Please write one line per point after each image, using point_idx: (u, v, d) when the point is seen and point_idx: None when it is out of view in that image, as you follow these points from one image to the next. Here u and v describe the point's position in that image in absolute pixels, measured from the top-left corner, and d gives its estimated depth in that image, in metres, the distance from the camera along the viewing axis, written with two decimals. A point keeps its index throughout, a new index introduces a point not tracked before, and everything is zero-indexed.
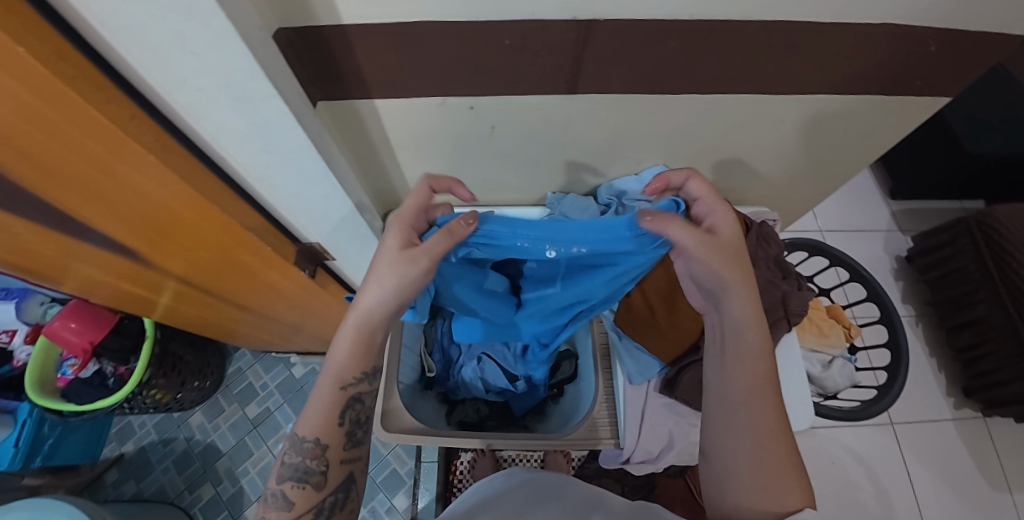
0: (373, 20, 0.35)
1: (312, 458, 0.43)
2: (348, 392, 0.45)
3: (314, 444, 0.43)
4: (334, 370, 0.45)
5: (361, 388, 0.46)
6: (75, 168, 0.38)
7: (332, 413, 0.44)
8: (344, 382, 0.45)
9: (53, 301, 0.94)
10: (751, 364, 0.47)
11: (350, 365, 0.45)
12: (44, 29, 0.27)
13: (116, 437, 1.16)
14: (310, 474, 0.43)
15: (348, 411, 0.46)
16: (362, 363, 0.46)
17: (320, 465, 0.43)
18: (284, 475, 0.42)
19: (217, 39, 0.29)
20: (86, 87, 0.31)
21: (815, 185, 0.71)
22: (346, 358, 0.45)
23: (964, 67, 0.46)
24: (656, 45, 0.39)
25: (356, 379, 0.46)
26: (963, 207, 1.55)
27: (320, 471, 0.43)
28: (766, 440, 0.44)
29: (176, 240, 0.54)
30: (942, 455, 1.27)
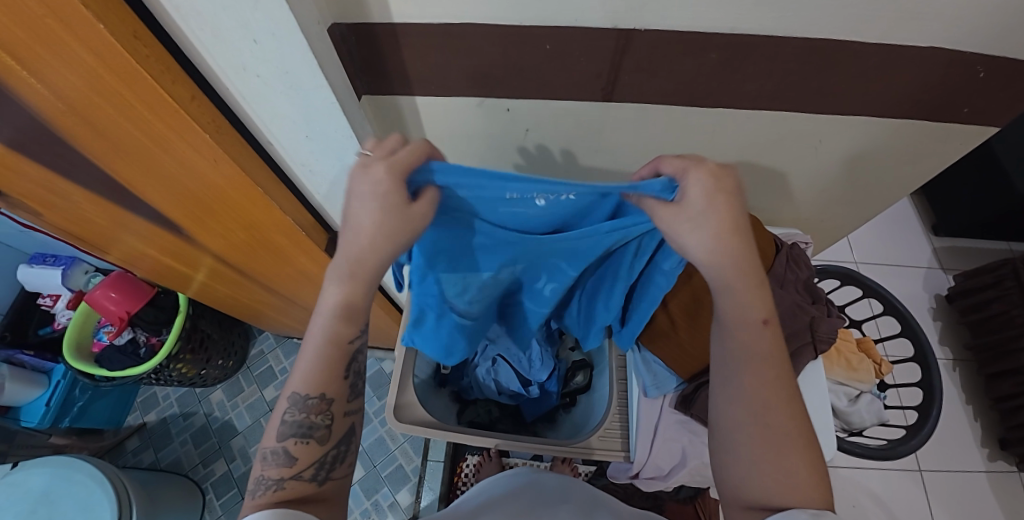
0: (420, 20, 0.37)
1: (316, 413, 0.41)
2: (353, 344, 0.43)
3: (319, 399, 0.40)
4: (327, 324, 0.41)
5: (362, 341, 0.44)
6: (141, 142, 0.41)
7: (335, 367, 0.41)
8: (351, 335, 0.42)
9: (96, 271, 1.01)
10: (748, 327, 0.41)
11: (342, 321, 0.41)
12: (128, 14, 0.30)
13: (141, 406, 1.21)
14: (314, 429, 0.41)
15: (353, 363, 0.43)
16: (359, 316, 0.42)
17: (324, 420, 0.41)
18: (286, 432, 0.40)
19: (279, 31, 0.31)
20: (157, 67, 0.33)
21: (852, 212, 0.69)
22: (336, 316, 0.41)
23: (1014, 96, 0.45)
24: (694, 57, 0.39)
25: (357, 333, 0.42)
26: (1011, 248, 1.48)
27: (325, 425, 0.41)
28: (770, 415, 0.39)
29: (217, 218, 0.57)
30: (973, 509, 1.19)
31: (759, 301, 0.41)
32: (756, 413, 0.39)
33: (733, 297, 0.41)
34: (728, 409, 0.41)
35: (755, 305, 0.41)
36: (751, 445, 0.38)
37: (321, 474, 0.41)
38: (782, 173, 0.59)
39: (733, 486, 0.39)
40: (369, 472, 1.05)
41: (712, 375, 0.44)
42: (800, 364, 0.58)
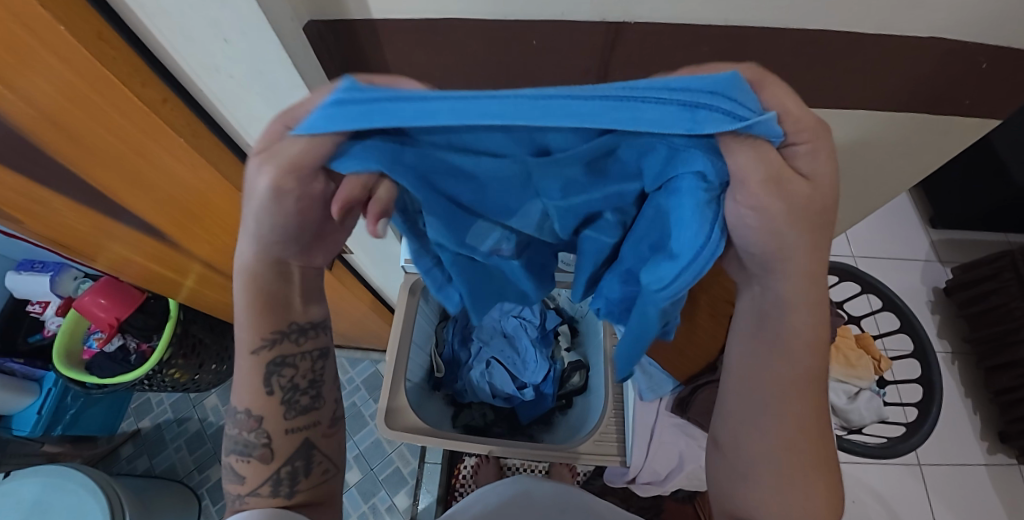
0: (399, 15, 0.35)
1: (250, 431, 0.41)
2: (264, 359, 0.40)
3: (246, 416, 0.41)
4: (239, 337, 0.39)
5: (282, 351, 0.40)
6: (116, 149, 0.40)
7: (255, 384, 0.40)
8: (255, 349, 0.39)
9: (86, 277, 0.98)
10: (801, 358, 0.35)
11: (249, 330, 0.38)
12: (91, 16, 0.28)
13: (134, 412, 1.19)
14: (252, 448, 0.41)
15: (275, 379, 0.41)
16: (261, 328, 0.38)
17: (260, 438, 0.41)
18: (230, 448, 0.42)
19: (251, 30, 0.30)
20: (124, 70, 0.32)
21: (849, 207, 0.68)
22: (245, 321, 0.38)
23: (1018, 86, 0.44)
24: (688, 51, 0.38)
25: (268, 342, 0.39)
26: (1008, 240, 1.47)
27: (262, 444, 0.41)
28: (798, 442, 0.36)
29: (201, 223, 0.55)
30: (973, 502, 1.19)
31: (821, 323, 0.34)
32: (776, 432, 0.37)
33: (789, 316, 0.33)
34: (755, 436, 0.38)
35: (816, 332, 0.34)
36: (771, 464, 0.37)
37: (284, 489, 0.42)
38: None
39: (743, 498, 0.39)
40: (366, 475, 1.04)
41: (735, 391, 0.39)
42: None
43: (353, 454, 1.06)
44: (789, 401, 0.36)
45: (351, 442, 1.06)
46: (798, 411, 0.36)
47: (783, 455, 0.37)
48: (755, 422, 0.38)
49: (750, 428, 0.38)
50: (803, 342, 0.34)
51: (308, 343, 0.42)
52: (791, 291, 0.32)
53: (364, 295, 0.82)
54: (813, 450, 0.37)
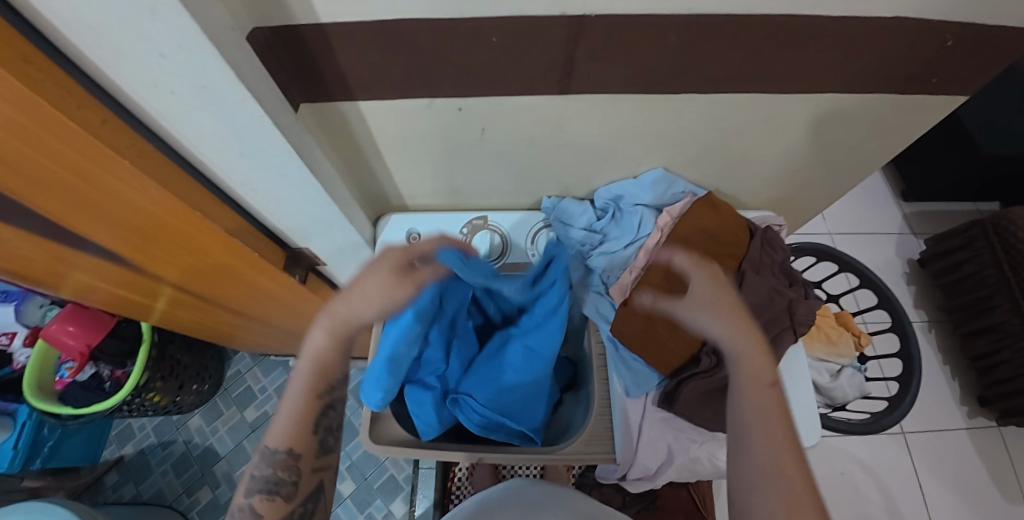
0: (349, 18, 0.33)
1: (283, 468, 0.42)
2: (321, 402, 0.45)
3: (286, 454, 0.42)
4: (304, 380, 0.45)
5: (334, 397, 0.46)
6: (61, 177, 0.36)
7: (305, 422, 0.44)
8: (317, 389, 0.45)
9: (51, 304, 0.91)
10: (758, 392, 0.42)
11: (317, 377, 0.45)
12: (12, 36, 0.25)
13: (116, 439, 1.16)
14: (280, 486, 0.42)
15: (323, 418, 0.46)
16: (326, 373, 0.45)
17: (291, 475, 0.43)
18: (253, 488, 0.42)
19: (184, 41, 0.28)
20: (55, 92, 0.29)
21: (821, 192, 0.68)
22: (313, 373, 0.45)
23: (983, 63, 0.44)
24: (653, 42, 0.37)
25: (329, 389, 0.46)
26: (978, 209, 1.51)
27: (292, 481, 0.43)
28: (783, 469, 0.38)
29: (165, 246, 0.53)
30: (956, 465, 1.23)
31: (766, 362, 0.43)
32: (767, 458, 0.38)
33: (738, 362, 0.43)
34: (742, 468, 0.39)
35: (762, 367, 0.43)
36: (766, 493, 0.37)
37: None
38: (749, 156, 0.57)
39: None
40: (360, 485, 1.03)
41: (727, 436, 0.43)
42: (781, 349, 0.57)
43: (345, 465, 1.04)
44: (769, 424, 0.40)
45: (343, 453, 1.05)
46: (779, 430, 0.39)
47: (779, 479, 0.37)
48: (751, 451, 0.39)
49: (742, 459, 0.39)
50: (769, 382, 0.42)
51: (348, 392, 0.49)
52: (735, 344, 0.44)
53: None
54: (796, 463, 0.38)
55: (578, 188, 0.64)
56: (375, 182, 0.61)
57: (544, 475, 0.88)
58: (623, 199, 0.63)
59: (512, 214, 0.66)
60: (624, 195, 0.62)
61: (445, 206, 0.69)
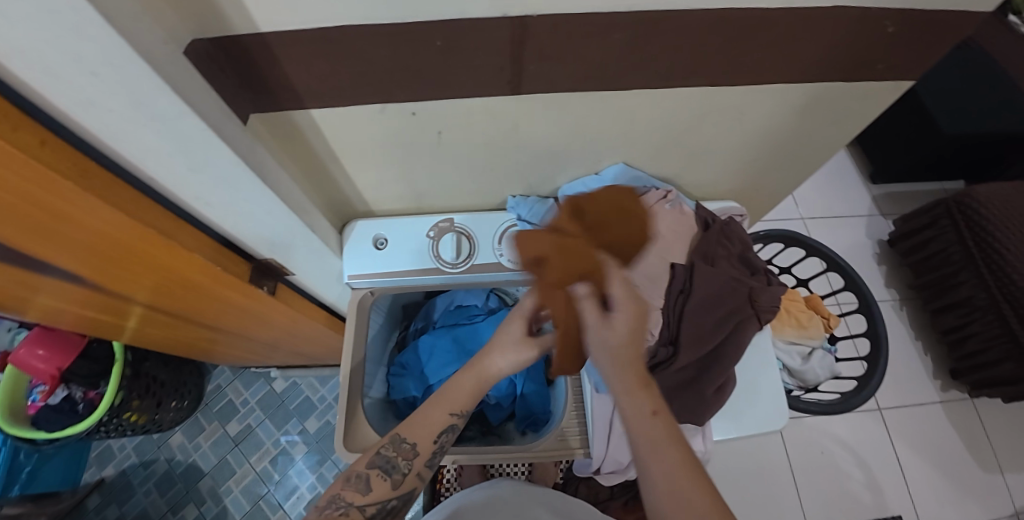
0: (289, 27, 0.33)
1: (404, 457, 0.50)
2: (453, 420, 0.52)
3: (410, 446, 0.50)
4: (449, 398, 0.51)
5: (461, 420, 0.52)
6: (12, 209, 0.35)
7: (434, 431, 0.51)
8: (456, 410, 0.52)
9: (19, 328, 0.86)
10: (642, 432, 0.39)
11: (462, 397, 0.52)
12: None
13: (96, 461, 1.13)
14: (395, 470, 0.49)
15: (443, 435, 0.52)
16: (470, 398, 0.52)
17: (405, 466, 0.50)
18: (375, 462, 0.49)
19: (115, 58, 0.27)
20: None
21: (782, 180, 0.69)
22: (460, 392, 0.52)
23: (925, 49, 0.45)
24: (600, 40, 0.37)
25: (463, 411, 0.52)
26: (944, 189, 1.55)
27: (402, 472, 0.50)
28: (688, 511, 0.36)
29: (127, 267, 0.52)
30: (933, 438, 1.27)
31: (643, 393, 0.40)
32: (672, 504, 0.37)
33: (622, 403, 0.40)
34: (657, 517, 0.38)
35: (640, 400, 0.40)
36: None
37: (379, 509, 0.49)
38: (711, 147, 0.58)
39: None
40: None
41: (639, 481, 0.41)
42: (745, 338, 0.58)
43: None
44: (663, 462, 0.39)
45: None
46: (674, 463, 0.38)
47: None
48: (655, 498, 0.38)
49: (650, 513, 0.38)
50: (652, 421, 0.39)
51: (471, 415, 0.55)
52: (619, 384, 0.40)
53: (315, 313, 0.79)
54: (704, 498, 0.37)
55: (543, 187, 0.64)
56: (339, 189, 0.60)
57: (532, 473, 0.88)
58: (586, 196, 0.62)
59: (479, 215, 0.66)
60: (586, 192, 0.62)
61: (412, 211, 0.69)
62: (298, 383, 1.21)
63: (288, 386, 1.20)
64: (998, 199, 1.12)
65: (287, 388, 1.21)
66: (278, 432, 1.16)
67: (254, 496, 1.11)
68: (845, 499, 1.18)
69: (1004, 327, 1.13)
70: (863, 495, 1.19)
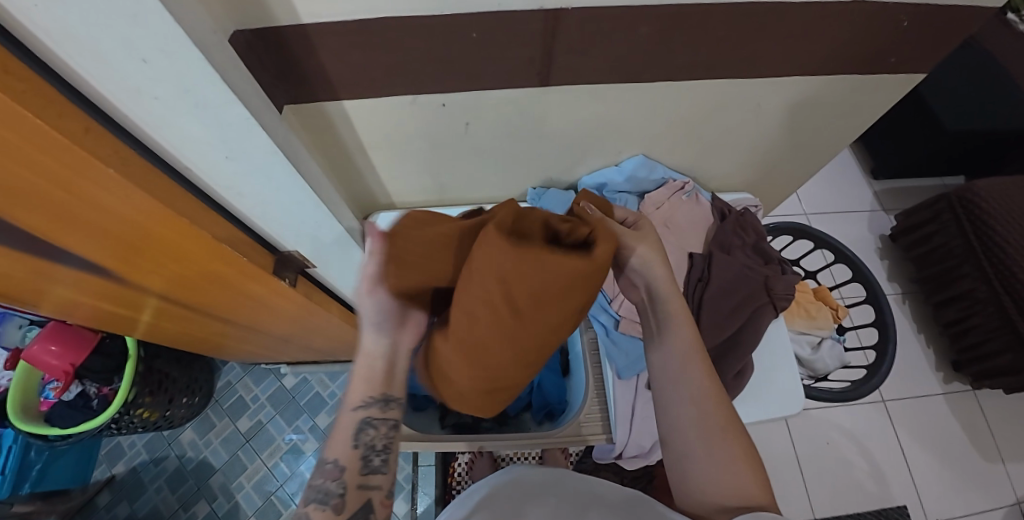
0: (331, 18, 0.34)
1: (331, 479, 0.42)
2: (360, 414, 0.44)
3: (332, 463, 0.42)
4: (347, 395, 0.45)
5: (374, 410, 0.44)
6: (56, 198, 0.35)
7: (344, 436, 0.43)
8: (354, 402, 0.44)
9: (32, 324, 0.86)
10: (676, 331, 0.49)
11: (358, 387, 0.45)
12: (4, 55, 0.25)
13: (106, 458, 1.13)
14: (330, 496, 0.41)
15: (362, 435, 0.44)
16: (367, 388, 0.45)
17: (339, 488, 0.42)
18: (308, 499, 0.41)
19: (169, 45, 0.28)
20: (41, 104, 0.27)
21: (792, 172, 0.71)
22: (358, 383, 0.45)
23: (936, 42, 0.46)
24: (628, 32, 0.38)
25: (369, 400, 0.44)
26: (944, 184, 1.57)
27: (337, 495, 0.41)
28: (705, 401, 0.47)
29: (157, 259, 0.52)
30: (936, 429, 1.29)
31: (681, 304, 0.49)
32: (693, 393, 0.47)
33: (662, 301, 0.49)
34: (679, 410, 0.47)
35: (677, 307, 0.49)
36: (701, 431, 0.46)
37: None
38: (725, 140, 0.59)
39: (688, 476, 0.46)
40: None
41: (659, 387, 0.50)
42: (762, 324, 0.61)
43: None
44: (690, 361, 0.48)
45: None
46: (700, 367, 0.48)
47: (701, 413, 0.46)
48: (679, 395, 0.48)
49: (672, 400, 0.48)
50: (678, 314, 0.49)
51: (390, 410, 0.45)
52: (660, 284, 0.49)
53: (332, 306, 0.80)
54: (716, 399, 0.47)
55: (561, 179, 0.66)
56: (363, 181, 0.61)
57: (543, 462, 0.88)
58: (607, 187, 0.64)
59: None
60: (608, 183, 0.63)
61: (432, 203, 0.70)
62: (309, 378, 1.21)
63: (298, 381, 1.20)
64: (999, 194, 1.14)
65: (297, 384, 1.21)
66: (289, 429, 1.17)
67: (265, 492, 1.12)
68: (850, 490, 1.19)
69: (1004, 319, 1.15)
70: (868, 486, 1.21)
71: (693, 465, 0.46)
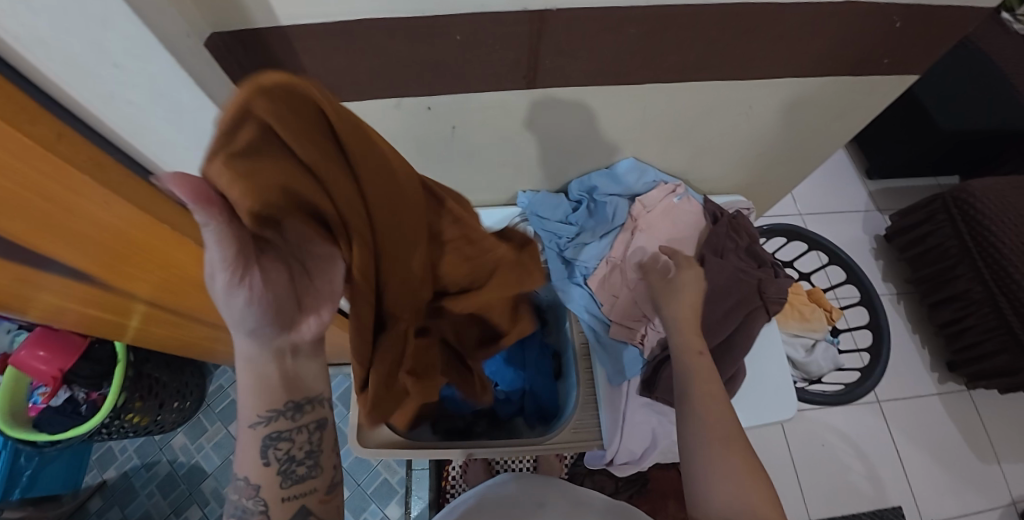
0: (310, 21, 0.33)
1: (247, 497, 0.35)
2: (261, 433, 0.35)
3: (244, 482, 0.35)
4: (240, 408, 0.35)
5: (280, 423, 0.35)
6: (25, 203, 0.34)
7: (248, 457, 0.35)
8: (250, 421, 0.34)
9: (20, 329, 0.84)
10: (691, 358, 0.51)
11: (250, 400, 0.34)
12: None
13: (97, 463, 1.12)
14: (249, 514, 0.35)
15: (271, 451, 0.35)
16: (264, 399, 0.34)
17: (257, 505, 0.35)
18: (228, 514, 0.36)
19: (139, 49, 0.27)
20: (9, 108, 0.26)
21: (786, 174, 0.70)
22: (247, 394, 0.34)
23: (930, 43, 0.46)
24: (617, 33, 0.37)
25: (268, 415, 0.34)
26: (939, 183, 1.58)
27: (258, 513, 0.35)
28: (716, 415, 0.45)
29: (140, 265, 0.51)
30: (931, 429, 1.29)
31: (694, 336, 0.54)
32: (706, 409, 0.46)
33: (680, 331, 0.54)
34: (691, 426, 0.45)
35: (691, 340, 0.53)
36: (711, 443, 0.43)
37: None
38: (717, 142, 0.59)
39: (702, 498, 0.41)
40: (354, 491, 1.03)
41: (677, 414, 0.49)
42: (755, 328, 0.60)
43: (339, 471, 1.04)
44: (706, 383, 0.49)
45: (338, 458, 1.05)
46: (710, 386, 0.48)
47: (711, 425, 0.44)
48: (691, 411, 0.47)
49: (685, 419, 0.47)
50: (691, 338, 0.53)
51: (302, 414, 0.37)
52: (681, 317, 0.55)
53: None
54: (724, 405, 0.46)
55: (551, 182, 0.65)
56: None
57: (537, 467, 0.88)
58: (597, 191, 0.64)
59: (490, 210, 0.67)
60: (598, 187, 0.63)
61: None
62: None
63: None
64: (995, 194, 1.14)
65: None
66: None
67: None
68: (845, 491, 1.19)
69: (1001, 319, 1.15)
70: (863, 487, 1.20)
71: (702, 469, 0.42)
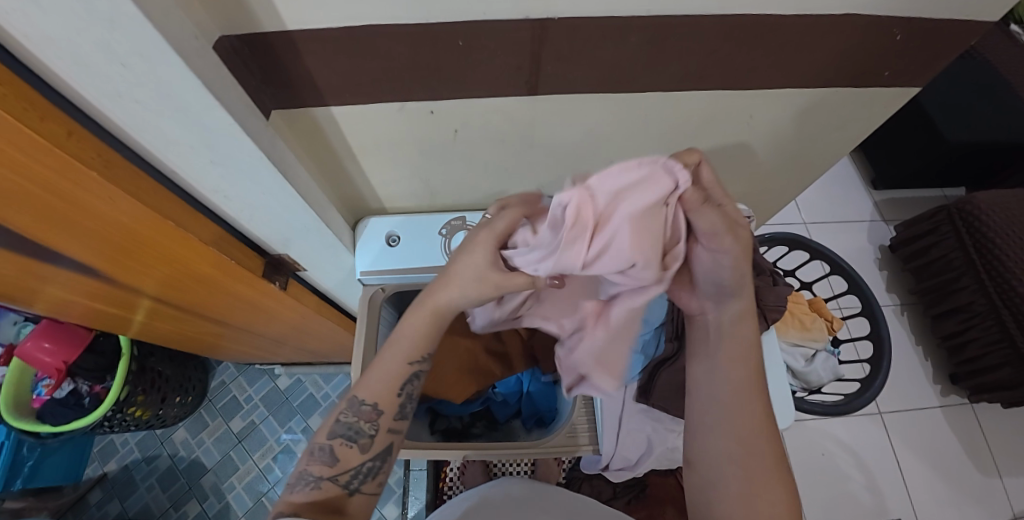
0: (317, 26, 0.34)
1: (367, 420, 0.50)
2: (413, 369, 0.52)
3: (370, 407, 0.51)
4: (404, 348, 0.51)
5: (423, 367, 0.53)
6: (33, 197, 0.35)
7: (394, 385, 0.51)
8: (411, 359, 0.51)
9: (26, 321, 0.85)
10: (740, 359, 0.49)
11: (415, 344, 0.51)
12: None
13: (98, 456, 1.13)
14: (360, 435, 0.50)
15: (409, 385, 0.52)
16: (421, 344, 0.52)
17: (370, 429, 0.51)
18: (336, 432, 0.50)
19: (148, 51, 0.27)
20: (18, 106, 0.27)
21: (787, 184, 0.70)
22: (415, 338, 0.51)
23: (932, 56, 0.46)
24: (617, 42, 0.38)
25: (422, 357, 0.52)
26: (945, 194, 1.57)
27: (368, 434, 0.51)
28: (750, 438, 0.49)
29: (142, 260, 0.51)
30: (934, 442, 1.28)
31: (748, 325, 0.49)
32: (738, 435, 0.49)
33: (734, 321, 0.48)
34: (720, 444, 0.50)
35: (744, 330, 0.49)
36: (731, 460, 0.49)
37: (354, 483, 0.50)
38: (718, 150, 0.59)
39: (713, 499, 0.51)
40: None
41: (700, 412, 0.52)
42: None
43: None
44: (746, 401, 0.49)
45: None
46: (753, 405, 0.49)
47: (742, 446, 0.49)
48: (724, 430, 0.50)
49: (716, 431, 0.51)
50: (747, 345, 0.49)
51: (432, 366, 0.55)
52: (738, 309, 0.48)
53: (323, 309, 0.81)
54: (765, 440, 0.49)
55: (554, 186, 0.65)
56: (353, 185, 0.61)
57: (535, 470, 0.88)
58: None
59: None
60: None
61: (423, 209, 0.70)
62: (302, 380, 1.21)
63: (293, 383, 1.20)
64: (1000, 206, 1.13)
65: (291, 385, 1.21)
66: (282, 430, 1.17)
67: (256, 493, 1.11)
68: (844, 502, 1.18)
69: (1005, 332, 1.14)
70: (863, 499, 1.19)
71: (720, 498, 0.50)
